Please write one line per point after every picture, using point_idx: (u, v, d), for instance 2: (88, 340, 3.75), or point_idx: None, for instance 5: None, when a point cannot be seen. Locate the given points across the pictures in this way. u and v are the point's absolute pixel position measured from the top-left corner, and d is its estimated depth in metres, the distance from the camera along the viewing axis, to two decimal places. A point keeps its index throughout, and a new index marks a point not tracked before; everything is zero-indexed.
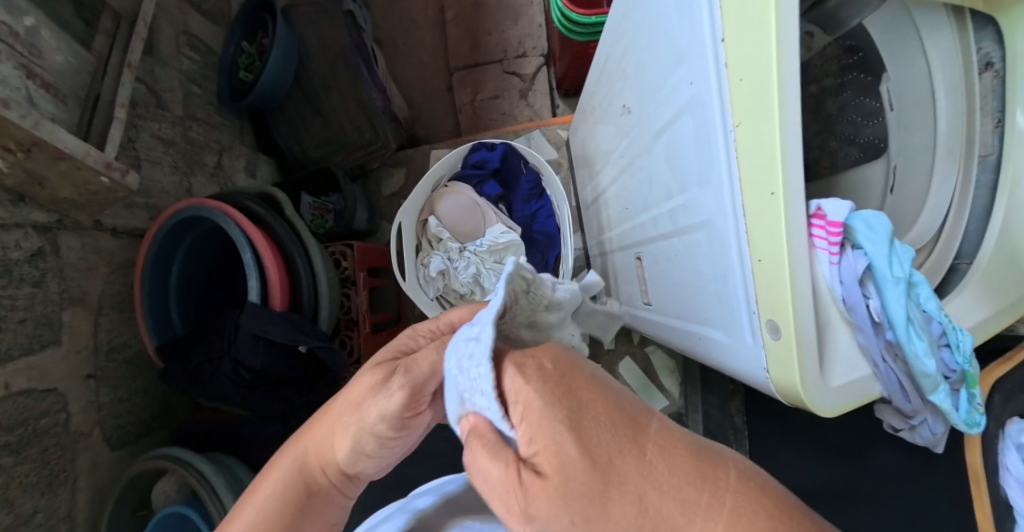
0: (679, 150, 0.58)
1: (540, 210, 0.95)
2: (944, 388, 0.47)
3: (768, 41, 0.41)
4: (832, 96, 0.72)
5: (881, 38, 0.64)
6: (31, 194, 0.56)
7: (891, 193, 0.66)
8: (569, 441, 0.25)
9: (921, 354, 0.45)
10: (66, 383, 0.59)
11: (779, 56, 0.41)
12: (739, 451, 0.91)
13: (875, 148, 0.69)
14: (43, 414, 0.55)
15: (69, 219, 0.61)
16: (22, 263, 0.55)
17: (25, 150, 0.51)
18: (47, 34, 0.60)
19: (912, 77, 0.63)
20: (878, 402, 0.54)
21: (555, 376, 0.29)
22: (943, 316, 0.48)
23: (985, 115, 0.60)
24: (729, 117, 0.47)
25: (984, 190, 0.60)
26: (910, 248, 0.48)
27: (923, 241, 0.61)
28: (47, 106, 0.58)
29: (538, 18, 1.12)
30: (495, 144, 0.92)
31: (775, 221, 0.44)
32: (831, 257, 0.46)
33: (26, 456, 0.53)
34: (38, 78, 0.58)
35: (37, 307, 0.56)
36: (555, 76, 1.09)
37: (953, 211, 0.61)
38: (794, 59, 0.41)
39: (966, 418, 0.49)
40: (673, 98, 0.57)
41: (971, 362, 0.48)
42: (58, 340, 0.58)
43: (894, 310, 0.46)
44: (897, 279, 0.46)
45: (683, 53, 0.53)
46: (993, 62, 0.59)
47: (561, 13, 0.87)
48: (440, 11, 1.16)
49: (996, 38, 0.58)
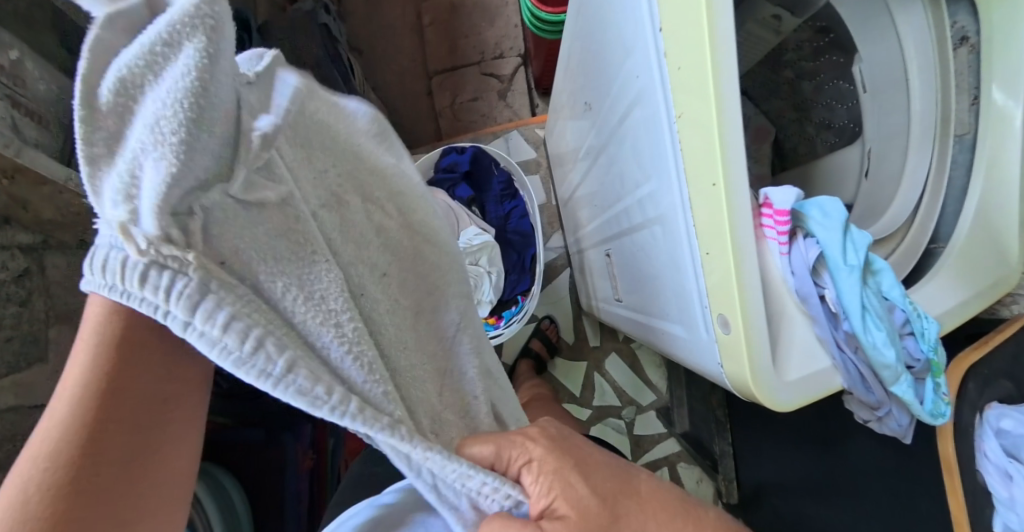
0: (637, 142, 0.57)
1: (513, 210, 0.94)
2: (905, 378, 0.46)
3: (702, 30, 0.40)
4: (807, 80, 0.71)
5: (850, 16, 0.61)
6: (16, 217, 0.59)
7: (866, 177, 0.65)
8: (586, 496, 0.35)
9: (879, 343, 0.44)
10: (52, 398, 0.63)
11: (714, 43, 0.39)
12: (722, 444, 0.92)
13: (850, 132, 0.68)
14: (30, 429, 0.60)
15: (53, 238, 0.65)
16: (8, 284, 0.58)
17: (8, 176, 0.55)
18: (31, 65, 0.61)
19: (884, 56, 0.60)
20: (845, 394, 0.52)
21: (557, 452, 0.36)
22: (907, 303, 0.47)
23: (961, 93, 0.57)
24: (672, 108, 0.46)
25: (960, 169, 0.58)
26: (868, 234, 0.46)
27: (897, 226, 0.59)
28: (31, 133, 0.60)
29: (514, 19, 1.13)
30: (464, 148, 0.92)
31: (719, 213, 0.42)
32: (781, 247, 0.45)
33: (13, 470, 0.57)
34: (23, 107, 0.59)
35: (23, 326, 0.60)
36: (533, 76, 1.09)
37: (929, 193, 0.59)
38: (732, 45, 0.40)
39: (931, 409, 0.49)
40: (626, 90, 0.56)
41: (936, 350, 0.47)
42: (44, 357, 0.62)
43: (850, 299, 0.44)
44: (851, 267, 0.45)
45: (630, 45, 0.52)
46: (969, 36, 0.56)
47: (530, 12, 0.87)
48: (417, 17, 1.16)
49: (971, 11, 0.55)
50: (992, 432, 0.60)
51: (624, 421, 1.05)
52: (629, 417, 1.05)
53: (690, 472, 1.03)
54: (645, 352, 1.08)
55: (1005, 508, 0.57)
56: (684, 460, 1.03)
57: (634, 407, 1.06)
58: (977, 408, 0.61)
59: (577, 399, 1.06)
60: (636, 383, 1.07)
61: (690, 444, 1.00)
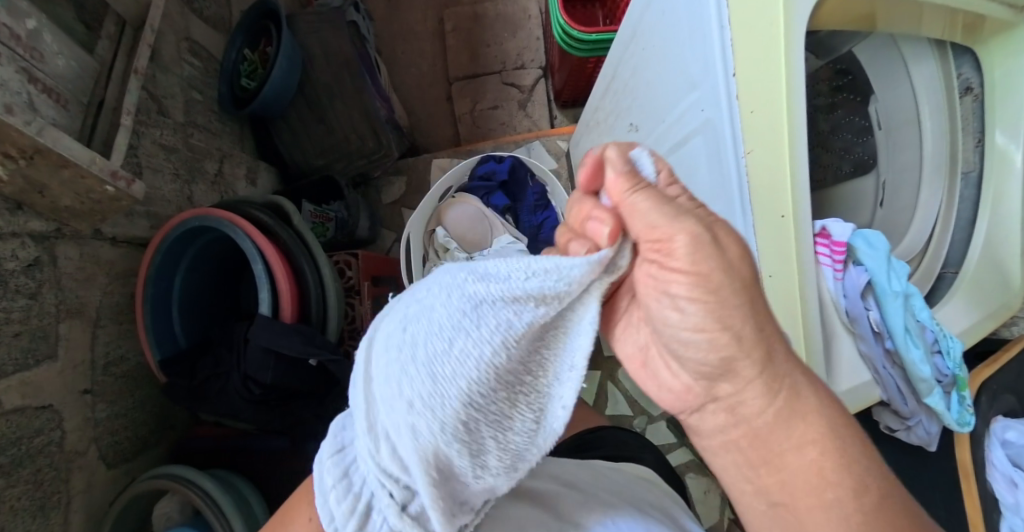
0: (689, 168, 0.61)
1: (545, 222, 0.93)
2: (938, 391, 0.51)
3: (779, 90, 0.45)
4: (823, 114, 0.76)
5: (868, 65, 0.68)
6: (30, 202, 0.53)
7: (881, 206, 0.71)
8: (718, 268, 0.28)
9: (918, 360, 0.49)
10: (61, 399, 0.57)
11: (791, 100, 0.45)
12: None
13: (865, 164, 0.73)
14: (36, 432, 0.53)
15: (68, 228, 0.59)
16: (17, 274, 0.53)
17: (27, 157, 0.49)
18: (49, 37, 0.58)
19: (897, 98, 0.67)
20: (877, 406, 0.58)
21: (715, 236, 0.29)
22: (936, 325, 0.52)
23: (966, 135, 0.64)
24: (741, 147, 0.47)
25: (967, 204, 0.64)
26: (905, 263, 0.52)
27: (913, 252, 0.66)
28: (49, 111, 0.56)
29: (536, 31, 1.15)
30: (503, 157, 0.91)
31: (788, 241, 0.47)
32: (836, 273, 0.51)
33: (19, 478, 0.51)
34: (40, 82, 0.55)
35: (32, 320, 0.54)
36: (554, 88, 1.11)
37: (940, 224, 0.65)
38: (802, 97, 0.45)
39: (958, 418, 0.54)
40: (684, 120, 0.58)
41: (961, 367, 0.52)
42: (54, 355, 0.57)
43: (895, 320, 0.49)
44: (895, 292, 0.50)
45: (697, 79, 0.54)
46: (973, 87, 0.63)
47: (562, 29, 0.88)
48: (440, 23, 1.19)
49: (975, 65, 0.62)
50: (999, 443, 0.68)
51: (636, 430, 1.09)
52: (640, 426, 1.10)
53: (698, 481, 1.07)
54: None
55: (1012, 513, 0.66)
56: (693, 471, 1.08)
57: (646, 416, 1.11)
58: (988, 421, 0.68)
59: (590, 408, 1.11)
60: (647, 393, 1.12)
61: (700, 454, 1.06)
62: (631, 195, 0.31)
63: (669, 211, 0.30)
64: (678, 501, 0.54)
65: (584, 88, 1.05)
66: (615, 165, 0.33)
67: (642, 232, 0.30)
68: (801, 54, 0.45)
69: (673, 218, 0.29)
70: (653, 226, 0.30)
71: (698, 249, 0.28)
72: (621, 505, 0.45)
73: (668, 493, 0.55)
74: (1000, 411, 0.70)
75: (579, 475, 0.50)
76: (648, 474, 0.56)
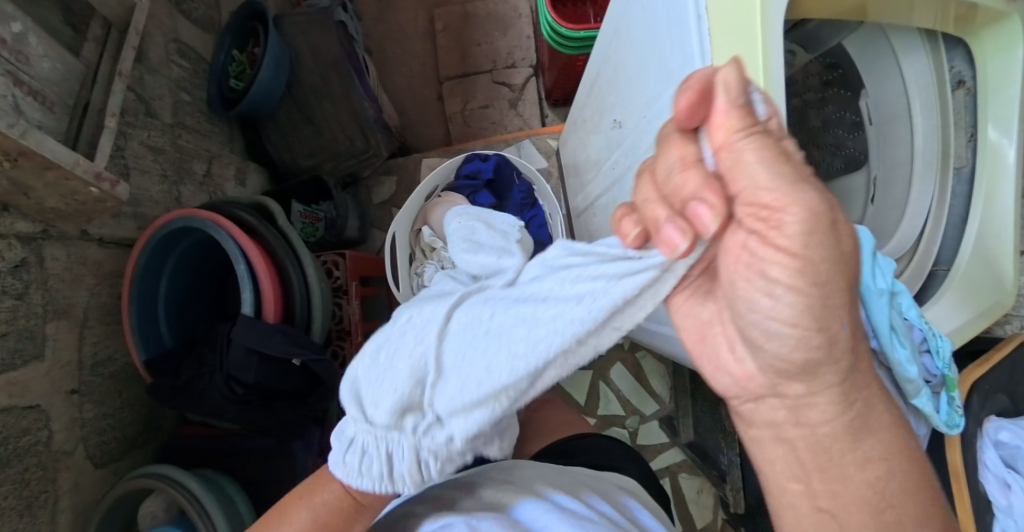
0: None
1: (532, 221, 0.92)
2: (926, 392, 0.50)
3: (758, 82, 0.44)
4: (814, 109, 0.73)
5: (859, 57, 0.66)
6: (15, 204, 0.54)
7: (872, 203, 0.69)
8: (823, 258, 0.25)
9: (904, 360, 0.48)
10: (48, 399, 0.58)
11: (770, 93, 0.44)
12: (729, 454, 0.92)
13: (856, 160, 0.71)
14: (23, 432, 0.54)
15: (55, 229, 0.60)
16: (4, 275, 0.53)
17: (11, 159, 0.49)
18: (35, 40, 0.58)
19: (888, 93, 0.65)
20: None
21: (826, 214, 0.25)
22: (924, 323, 0.50)
23: (959, 129, 0.63)
24: None
25: (960, 200, 0.63)
26: (892, 260, 0.50)
27: (904, 250, 0.65)
28: (34, 113, 0.57)
29: (526, 30, 1.14)
30: (489, 155, 0.91)
31: None
32: None
33: (6, 477, 0.51)
34: (25, 85, 0.56)
35: (18, 321, 0.55)
36: (544, 87, 1.10)
37: (932, 220, 0.64)
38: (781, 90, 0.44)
39: (946, 419, 0.53)
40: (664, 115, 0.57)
41: (949, 367, 0.51)
42: (41, 355, 0.57)
43: (879, 319, 0.48)
44: (881, 290, 0.48)
45: (675, 74, 0.53)
46: (965, 80, 0.62)
47: (550, 27, 0.87)
48: (430, 23, 1.19)
49: (967, 57, 0.61)
50: (992, 443, 0.67)
51: (628, 430, 1.09)
52: (632, 426, 1.10)
53: (691, 481, 1.07)
54: (648, 363, 1.13)
55: (1005, 514, 0.65)
56: (685, 471, 1.07)
57: (638, 416, 1.10)
58: (981, 422, 0.67)
59: (582, 408, 1.10)
60: (640, 393, 1.11)
61: (692, 455, 1.05)
62: (742, 143, 0.25)
63: (786, 172, 0.24)
64: (654, 507, 0.54)
65: (574, 87, 1.04)
66: (727, 93, 0.25)
67: (744, 195, 0.25)
68: (779, 44, 0.45)
69: (790, 184, 0.24)
70: (761, 190, 0.25)
71: (814, 230, 0.24)
72: (595, 512, 0.44)
73: (647, 502, 0.54)
74: (992, 411, 0.69)
75: (556, 481, 0.50)
76: (628, 483, 0.56)
